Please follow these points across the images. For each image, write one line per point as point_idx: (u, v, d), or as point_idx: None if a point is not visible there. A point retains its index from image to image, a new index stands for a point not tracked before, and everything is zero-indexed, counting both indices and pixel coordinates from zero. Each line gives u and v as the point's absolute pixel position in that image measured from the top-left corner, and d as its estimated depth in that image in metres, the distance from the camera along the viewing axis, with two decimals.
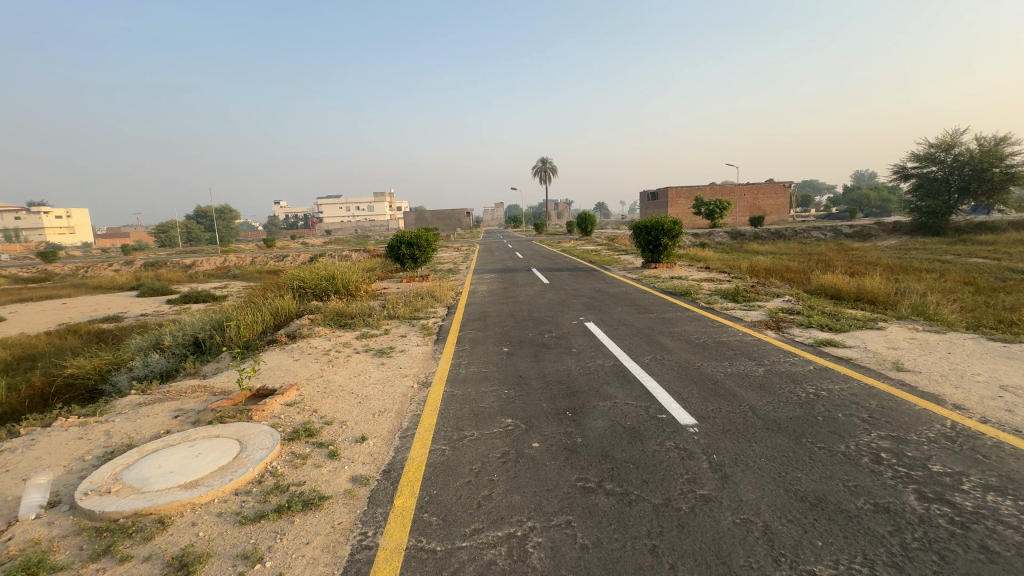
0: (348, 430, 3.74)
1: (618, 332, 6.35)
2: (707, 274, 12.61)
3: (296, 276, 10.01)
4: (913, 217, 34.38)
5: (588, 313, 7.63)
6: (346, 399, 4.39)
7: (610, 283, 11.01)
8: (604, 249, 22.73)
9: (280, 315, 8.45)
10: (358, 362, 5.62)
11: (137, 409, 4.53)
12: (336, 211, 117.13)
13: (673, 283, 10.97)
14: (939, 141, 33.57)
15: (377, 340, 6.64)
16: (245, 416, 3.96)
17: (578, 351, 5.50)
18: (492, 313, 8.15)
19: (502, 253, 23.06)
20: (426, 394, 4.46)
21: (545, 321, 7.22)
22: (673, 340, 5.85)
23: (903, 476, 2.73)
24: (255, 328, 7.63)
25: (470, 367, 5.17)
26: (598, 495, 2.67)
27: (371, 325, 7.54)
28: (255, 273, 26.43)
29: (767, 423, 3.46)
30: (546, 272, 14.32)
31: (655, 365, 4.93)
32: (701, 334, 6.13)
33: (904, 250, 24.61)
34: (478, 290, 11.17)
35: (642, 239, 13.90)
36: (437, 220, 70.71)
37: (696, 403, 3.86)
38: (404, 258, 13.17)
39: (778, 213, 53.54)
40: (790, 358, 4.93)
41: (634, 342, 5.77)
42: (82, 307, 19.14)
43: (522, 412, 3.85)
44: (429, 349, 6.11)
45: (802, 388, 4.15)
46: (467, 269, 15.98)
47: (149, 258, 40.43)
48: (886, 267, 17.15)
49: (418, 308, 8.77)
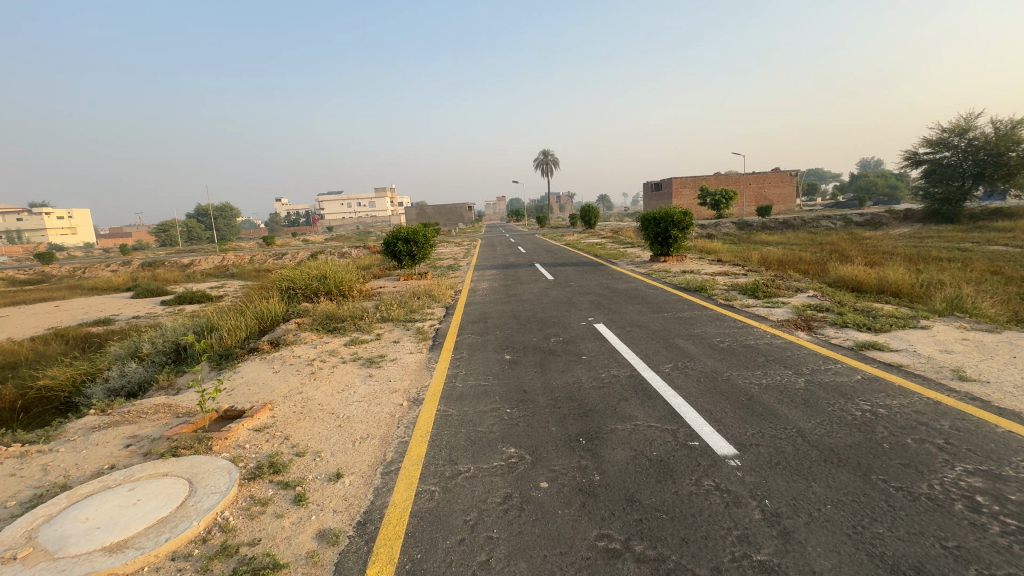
0: (322, 464, 3.16)
1: (632, 335, 5.75)
2: (720, 268, 11.96)
3: (286, 276, 9.44)
4: (926, 204, 33.51)
5: (597, 314, 7.02)
6: (325, 423, 3.81)
7: (619, 279, 10.40)
8: (608, 243, 22.01)
9: (266, 320, 7.90)
10: (344, 374, 5.05)
11: (88, 435, 3.97)
12: (338, 208, 116.70)
13: (686, 277, 10.32)
14: (952, 125, 32.65)
15: (367, 347, 6.07)
16: (205, 447, 3.39)
17: (589, 359, 4.90)
18: (493, 314, 7.56)
19: (505, 248, 22.47)
20: (416, 415, 3.87)
21: (550, 323, 6.62)
22: (694, 344, 5.25)
23: (1016, 531, 2.13)
24: (238, 334, 7.09)
25: (468, 380, 4.58)
26: (626, 561, 2.09)
27: (362, 330, 6.96)
28: (252, 272, 25.93)
29: (823, 453, 2.87)
30: (550, 267, 13.73)
31: (678, 375, 4.33)
32: (725, 337, 5.52)
33: (920, 239, 23.83)
34: (478, 288, 10.56)
35: (650, 231, 13.26)
36: (439, 216, 69.99)
37: (732, 426, 3.27)
38: (401, 255, 12.57)
39: (785, 203, 52.61)
40: (832, 366, 4.31)
41: (651, 348, 5.18)
42: (75, 309, 18.69)
43: (527, 440, 3.26)
44: (424, 357, 5.52)
45: (854, 404, 3.54)
46: (468, 265, 15.37)
47: (148, 258, 40.01)
48: (906, 257, 16.41)
49: (414, 309, 8.19)
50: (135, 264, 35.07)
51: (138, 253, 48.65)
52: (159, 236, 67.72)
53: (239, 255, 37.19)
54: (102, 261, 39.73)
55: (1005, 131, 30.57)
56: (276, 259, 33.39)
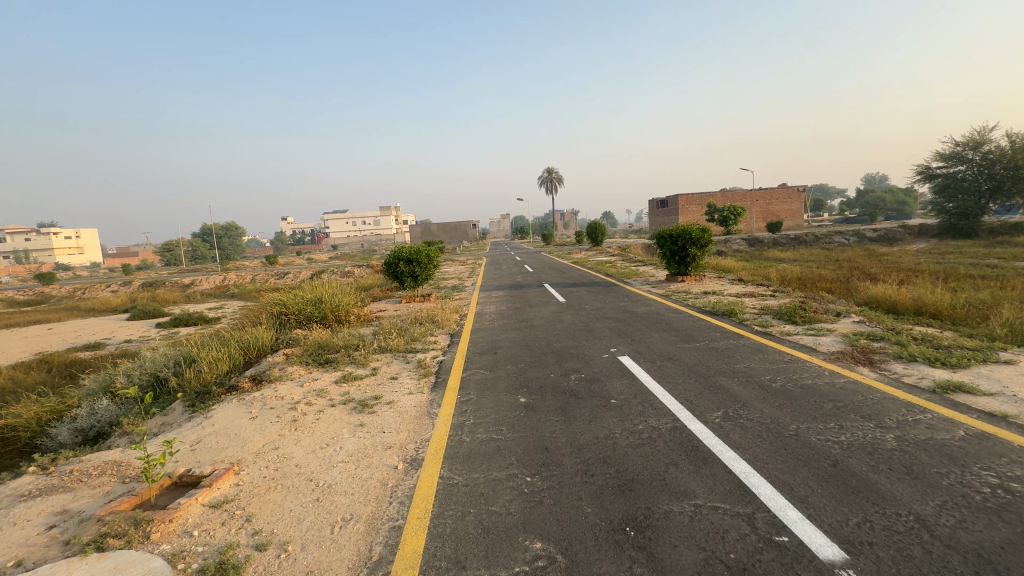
0: (286, 564, 2.39)
1: (664, 371, 4.99)
2: (744, 288, 11.20)
3: (278, 301, 8.77)
4: (941, 219, 32.72)
5: (620, 344, 6.25)
6: (300, 496, 3.05)
7: (637, 301, 9.65)
8: (617, 261, 21.27)
9: (253, 350, 7.17)
10: (330, 422, 4.29)
11: (11, 508, 3.22)
12: (343, 227, 117.25)
13: (710, 299, 9.55)
14: (966, 139, 32.05)
15: (361, 385, 5.32)
16: (141, 535, 2.63)
17: (620, 404, 4.14)
18: (503, 343, 6.81)
19: (511, 267, 21.77)
20: (414, 485, 3.10)
21: (569, 355, 5.86)
22: (741, 385, 4.48)
23: None
24: (220, 368, 6.36)
25: (477, 433, 3.82)
26: None
27: (357, 364, 6.20)
28: (251, 291, 25.31)
29: (971, 561, 2.07)
30: (561, 287, 13.01)
31: (732, 428, 3.56)
32: (775, 374, 4.73)
33: (941, 255, 23.02)
34: (485, 311, 9.84)
35: (666, 249, 12.53)
36: (443, 234, 69.85)
37: (825, 510, 2.50)
38: (403, 276, 11.86)
39: (793, 218, 51.95)
40: (922, 418, 3.52)
41: (691, 388, 4.42)
42: (67, 332, 18.09)
43: (557, 529, 2.49)
44: (425, 400, 4.74)
45: (976, 475, 2.74)
46: (473, 286, 14.63)
47: (149, 278, 39.67)
48: (934, 274, 15.62)
49: (415, 338, 7.45)
50: (135, 284, 34.68)
51: (141, 273, 48.44)
52: (164, 256, 67.74)
53: (240, 275, 36.54)
54: (104, 282, 39.37)
55: (1021, 144, 29.94)
56: (277, 278, 32.91)
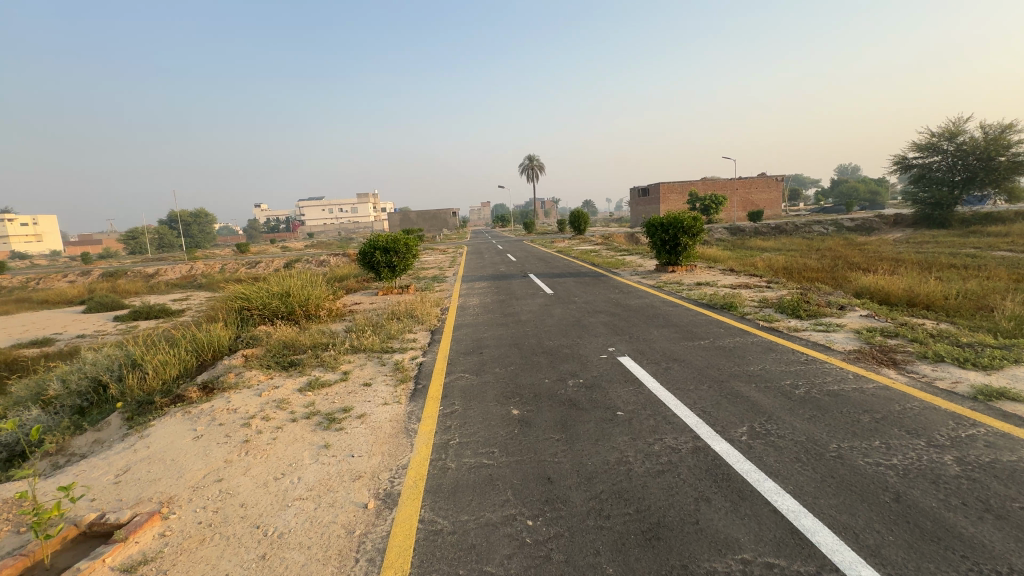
0: None
1: (672, 376, 4.47)
2: (736, 279, 10.83)
3: (239, 295, 7.94)
4: (916, 209, 33.23)
5: (618, 342, 5.71)
6: (240, 553, 2.40)
7: (629, 293, 9.14)
8: (602, 251, 20.82)
9: (208, 351, 6.39)
10: (290, 443, 3.63)
11: None
12: (318, 215, 114.24)
13: (704, 291, 9.10)
14: (941, 129, 32.44)
15: (329, 394, 4.66)
16: None
17: (629, 418, 3.59)
18: (489, 342, 6.21)
19: (493, 256, 21.15)
20: (387, 534, 2.47)
21: (564, 356, 5.29)
22: (760, 392, 3.99)
23: None
24: (169, 373, 5.59)
25: (465, 458, 3.22)
26: None
27: (326, 367, 5.51)
28: (219, 280, 24.02)
29: None
30: (547, 277, 12.44)
31: (764, 448, 3.05)
32: (795, 377, 4.26)
33: (919, 244, 23.25)
34: (468, 304, 9.22)
35: (656, 239, 12.05)
36: (422, 222, 68.54)
37: (907, 569, 1.99)
38: (379, 266, 11.09)
39: (772, 208, 52.46)
40: (979, 434, 3.07)
41: (706, 398, 3.90)
42: (13, 327, 16.71)
43: None
44: (403, 412, 4.11)
45: None
46: (455, 277, 13.93)
47: (110, 267, 37.54)
48: (918, 264, 15.60)
49: (392, 336, 6.78)
50: (94, 274, 32.74)
51: (102, 262, 45.93)
52: (128, 244, 64.67)
53: (209, 264, 34.90)
54: (60, 271, 37.05)
55: (994, 135, 30.42)
56: (248, 268, 31.44)
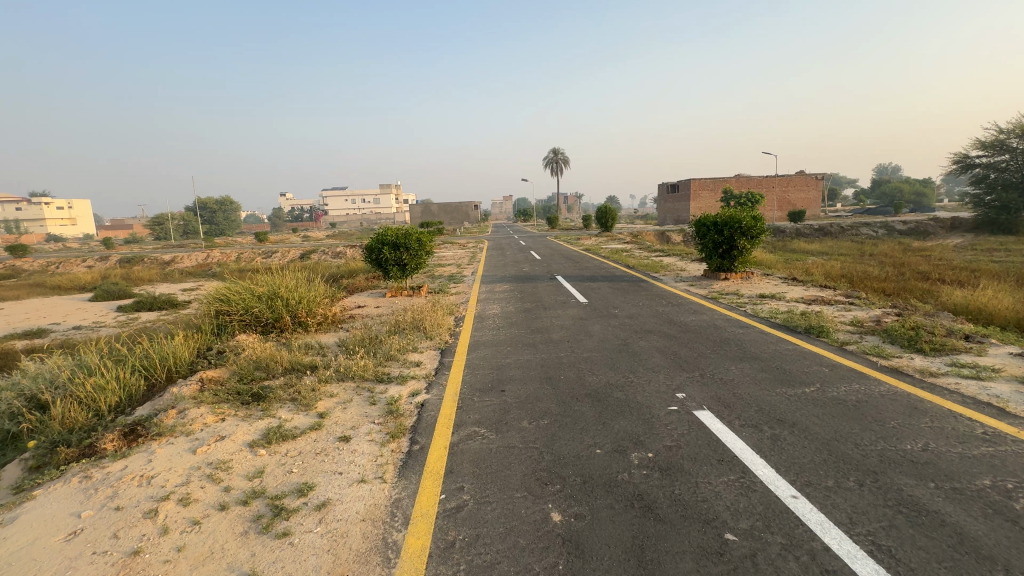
0: None
1: (793, 457, 2.95)
2: (802, 290, 9.17)
3: (219, 296, 6.69)
4: (978, 213, 30.39)
5: (688, 385, 4.20)
6: None
7: (682, 307, 7.59)
8: (635, 251, 19.10)
9: (163, 372, 5.13)
10: (195, 566, 2.27)
11: None
12: (342, 205, 115.06)
13: (776, 307, 7.45)
14: (1011, 125, 29.56)
15: (290, 454, 3.30)
16: None
17: (754, 559, 2.12)
18: (513, 373, 4.77)
19: (516, 253, 19.86)
20: None
21: (618, 406, 3.82)
22: (952, 502, 2.46)
23: None
24: (101, 403, 4.31)
25: None
26: None
27: (298, 406, 4.14)
28: (230, 270, 23.12)
29: None
30: (578, 281, 10.97)
31: None
32: (998, 477, 2.68)
33: (991, 252, 20.77)
34: (488, 313, 7.84)
35: (707, 240, 10.40)
36: (444, 215, 67.80)
37: None
38: (388, 264, 9.76)
39: (811, 208, 49.60)
40: None
41: (866, 512, 2.41)
42: (14, 315, 15.97)
43: None
44: (384, 502, 2.72)
45: None
46: (473, 277, 12.51)
47: (130, 253, 37.40)
48: (1003, 276, 13.56)
49: (392, 356, 5.40)
50: (112, 261, 32.37)
51: (125, 248, 46.16)
52: (154, 230, 65.32)
53: (228, 252, 34.46)
54: (83, 256, 37.22)
55: None
56: (265, 258, 30.70)
